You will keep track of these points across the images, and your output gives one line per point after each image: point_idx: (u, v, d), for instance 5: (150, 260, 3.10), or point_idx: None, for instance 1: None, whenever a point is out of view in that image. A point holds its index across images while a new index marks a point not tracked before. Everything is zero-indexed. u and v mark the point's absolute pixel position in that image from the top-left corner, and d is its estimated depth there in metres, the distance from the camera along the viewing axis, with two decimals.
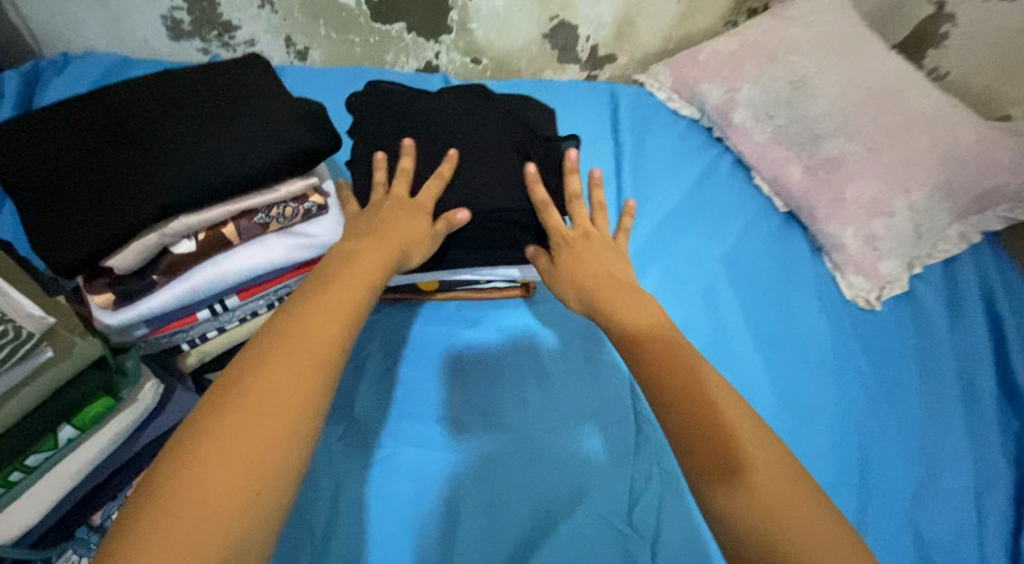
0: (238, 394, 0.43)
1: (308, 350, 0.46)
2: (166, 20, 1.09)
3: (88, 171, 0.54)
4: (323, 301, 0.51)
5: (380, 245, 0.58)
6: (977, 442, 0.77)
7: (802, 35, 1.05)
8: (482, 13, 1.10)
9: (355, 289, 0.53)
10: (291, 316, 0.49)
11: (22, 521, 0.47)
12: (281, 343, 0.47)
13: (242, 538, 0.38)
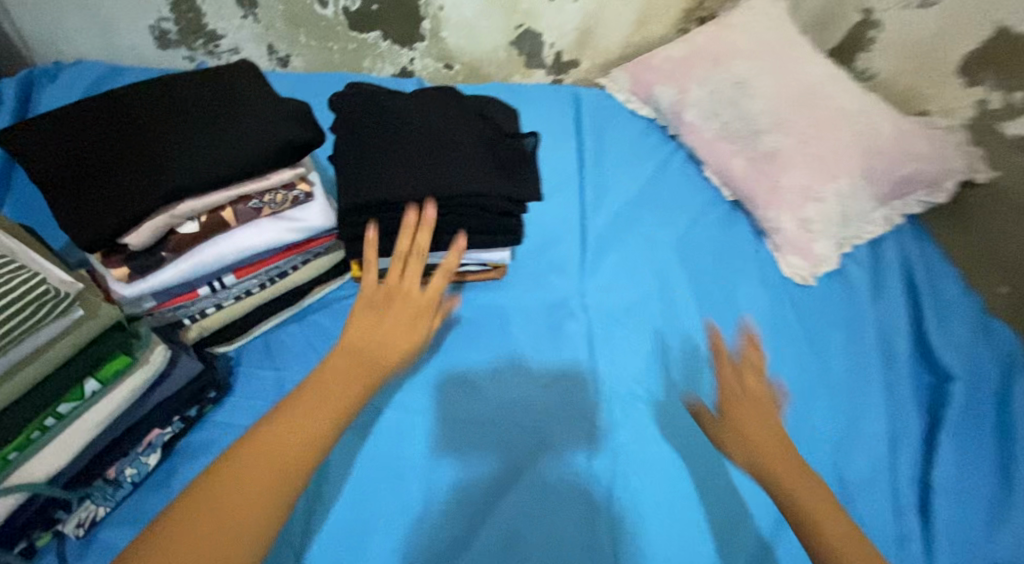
0: (221, 486, 0.47)
1: (289, 451, 0.50)
2: (154, 30, 1.16)
3: (105, 162, 0.61)
4: (314, 395, 0.54)
5: (376, 344, 0.60)
6: (895, 394, 0.87)
7: (743, 42, 1.16)
8: (452, 22, 1.19)
9: (344, 387, 0.55)
10: (285, 411, 0.53)
11: (54, 461, 0.54)
12: (271, 437, 0.50)
13: None
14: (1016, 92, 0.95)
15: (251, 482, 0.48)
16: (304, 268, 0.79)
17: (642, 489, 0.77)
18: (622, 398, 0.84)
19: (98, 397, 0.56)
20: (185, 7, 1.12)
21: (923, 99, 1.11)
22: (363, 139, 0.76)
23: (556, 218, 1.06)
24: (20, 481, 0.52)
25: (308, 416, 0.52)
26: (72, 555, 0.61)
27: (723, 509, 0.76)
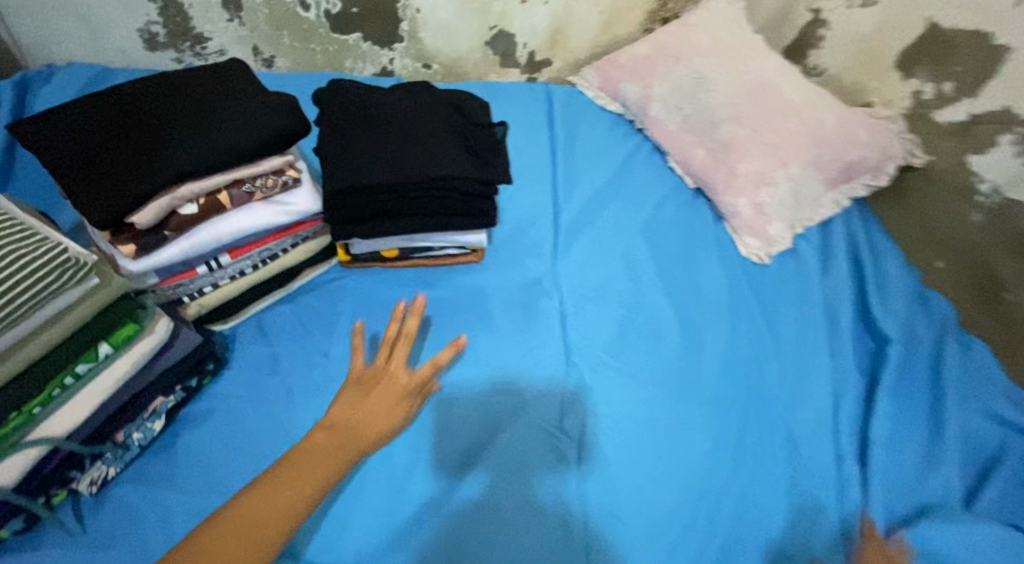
0: (205, 542, 0.54)
1: (271, 515, 0.57)
2: (143, 33, 1.21)
3: (111, 152, 0.67)
4: (294, 467, 0.62)
5: (357, 425, 0.68)
6: (837, 359, 0.94)
7: (702, 40, 1.25)
8: (429, 23, 1.26)
9: (324, 463, 0.63)
10: (268, 479, 0.60)
11: (72, 419, 0.60)
12: (256, 500, 0.58)
13: None
14: (945, 82, 1.04)
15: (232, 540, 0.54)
16: (294, 251, 0.85)
17: (610, 442, 0.83)
18: (592, 363, 0.91)
19: (111, 361, 0.61)
20: (173, 11, 1.18)
21: (867, 92, 1.19)
22: (348, 126, 0.82)
23: (529, 206, 1.13)
24: (41, 435, 0.58)
25: (289, 486, 0.60)
26: (86, 511, 0.67)
27: (686, 458, 0.82)
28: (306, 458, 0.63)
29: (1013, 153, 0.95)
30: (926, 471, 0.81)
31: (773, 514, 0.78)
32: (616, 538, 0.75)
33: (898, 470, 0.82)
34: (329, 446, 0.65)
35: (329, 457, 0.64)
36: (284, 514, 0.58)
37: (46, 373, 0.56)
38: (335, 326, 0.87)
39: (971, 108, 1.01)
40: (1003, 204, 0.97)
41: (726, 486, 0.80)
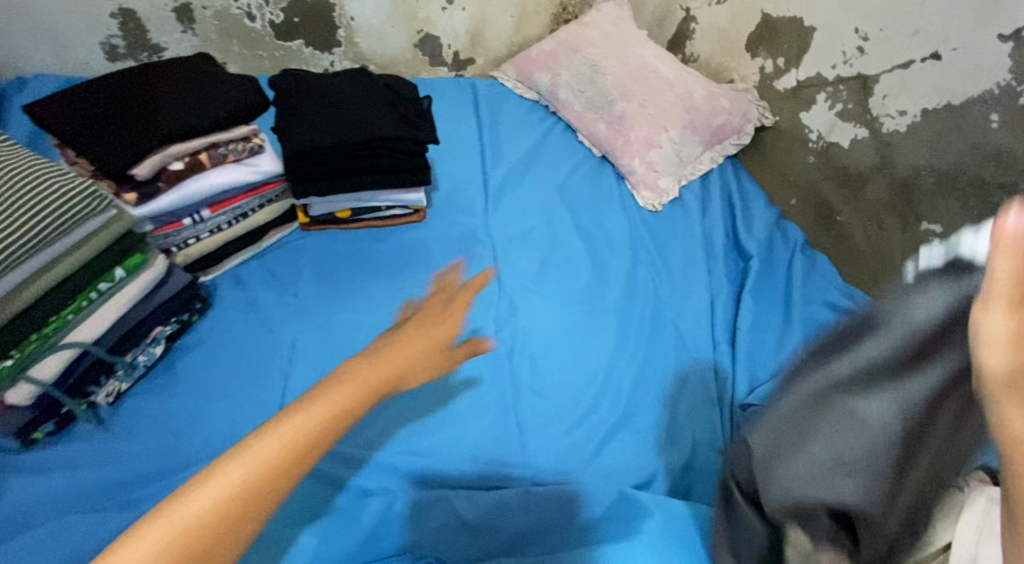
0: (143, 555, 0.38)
1: (241, 519, 0.42)
2: (104, 46, 1.34)
3: (108, 120, 0.83)
4: (292, 440, 0.45)
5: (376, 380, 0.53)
6: (713, 279, 1.17)
7: (594, 35, 1.48)
8: (363, 29, 1.45)
9: (323, 437, 0.47)
10: (246, 456, 0.44)
11: (99, 326, 0.78)
12: (228, 493, 0.42)
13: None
14: (779, 58, 1.32)
15: (179, 546, 0.40)
16: (262, 211, 1.01)
17: (535, 344, 1.03)
18: (520, 289, 1.11)
19: (123, 285, 0.80)
20: (131, 24, 1.32)
21: (731, 71, 1.45)
22: (300, 103, 1.00)
23: (460, 176, 1.31)
24: (73, 339, 0.76)
25: (268, 472, 0.44)
26: (106, 417, 0.83)
27: (599, 351, 1.03)
28: (308, 427, 0.46)
29: (828, 107, 1.23)
30: (779, 348, 1.06)
31: (665, 385, 1.00)
32: (543, 412, 0.94)
33: (759, 348, 1.06)
34: (336, 406, 0.49)
35: (326, 428, 0.47)
36: (252, 510, 0.43)
37: (81, 286, 0.74)
38: (301, 274, 1.04)
39: (797, 76, 1.29)
40: (827, 146, 1.24)
41: (627, 372, 1.01)
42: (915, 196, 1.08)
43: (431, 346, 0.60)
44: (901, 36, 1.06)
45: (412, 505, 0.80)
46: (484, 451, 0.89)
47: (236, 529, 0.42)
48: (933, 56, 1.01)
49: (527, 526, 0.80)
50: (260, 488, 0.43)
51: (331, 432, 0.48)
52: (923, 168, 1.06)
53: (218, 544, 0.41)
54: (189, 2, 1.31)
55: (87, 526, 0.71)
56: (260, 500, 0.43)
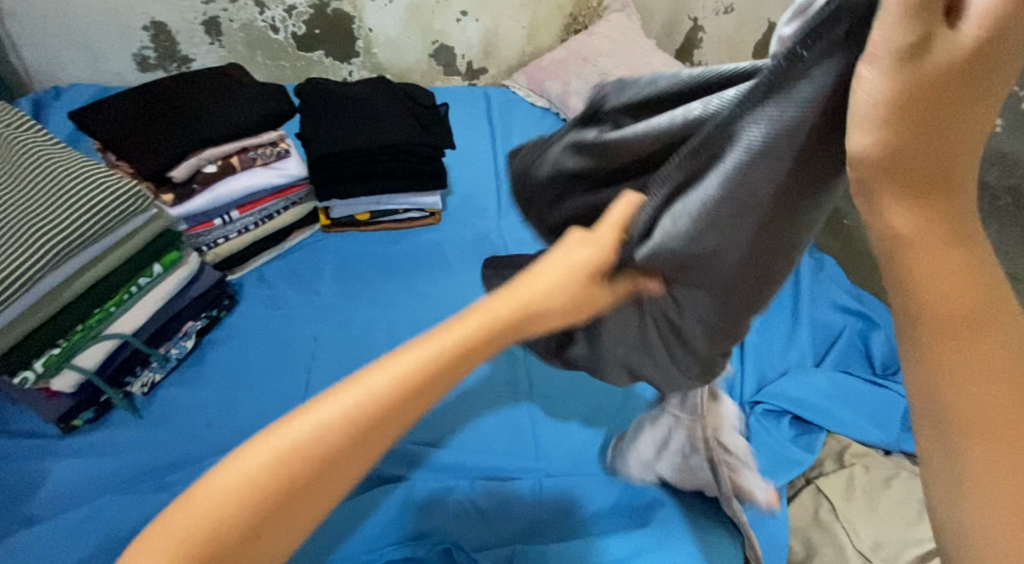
0: (224, 498, 0.36)
1: (341, 467, 0.38)
2: (136, 57, 1.40)
3: (147, 125, 0.89)
4: (398, 384, 0.38)
5: (513, 315, 0.42)
6: None
7: (604, 44, 1.51)
8: (380, 41, 1.50)
9: (436, 383, 0.40)
10: (300, 430, 0.37)
11: (138, 318, 0.84)
12: (325, 442, 0.37)
13: None
14: None
15: (261, 492, 0.36)
16: (286, 213, 1.06)
17: None
18: None
19: (159, 280, 0.85)
20: (162, 37, 1.38)
21: None
22: (322, 111, 1.06)
23: (474, 182, 1.35)
24: (113, 331, 0.81)
25: (372, 419, 0.38)
26: (141, 406, 0.88)
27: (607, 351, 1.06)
28: (419, 371, 0.39)
29: None
30: (786, 349, 1.09)
31: None
32: (554, 405, 0.98)
33: (766, 347, 1.09)
34: (454, 350, 0.40)
35: (442, 373, 0.40)
36: (350, 458, 0.38)
37: (124, 280, 0.80)
38: (323, 274, 1.08)
39: None
40: None
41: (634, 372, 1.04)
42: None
43: (575, 279, 0.43)
44: None
45: (432, 492, 0.84)
46: (497, 442, 0.93)
47: (335, 475, 0.38)
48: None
49: (539, 514, 0.84)
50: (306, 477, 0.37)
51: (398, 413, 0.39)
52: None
53: (313, 489, 0.38)
54: (217, 15, 1.37)
55: (126, 506, 0.76)
56: (361, 449, 0.38)
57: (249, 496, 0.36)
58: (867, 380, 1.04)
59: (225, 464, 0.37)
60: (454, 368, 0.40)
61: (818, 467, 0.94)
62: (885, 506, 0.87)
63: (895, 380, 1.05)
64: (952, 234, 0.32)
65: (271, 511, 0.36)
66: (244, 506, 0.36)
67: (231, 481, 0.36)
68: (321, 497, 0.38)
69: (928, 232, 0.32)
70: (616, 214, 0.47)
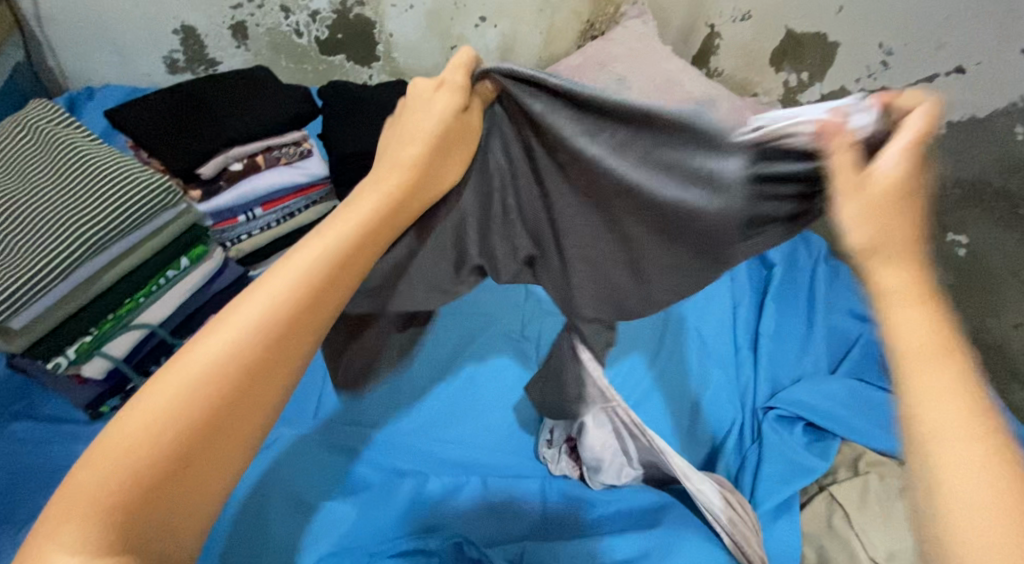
0: (143, 438, 0.36)
1: (253, 389, 0.40)
2: (166, 60, 1.45)
3: (177, 123, 0.92)
4: (304, 281, 0.44)
5: (364, 227, 0.51)
6: (735, 290, 1.21)
7: (616, 51, 1.49)
8: (400, 45, 1.53)
9: (320, 290, 0.45)
10: (224, 339, 0.40)
11: (163, 309, 0.87)
12: (231, 363, 0.39)
13: (129, 488, 0.34)
14: (802, 73, 1.37)
15: (180, 425, 0.37)
16: (307, 211, 1.08)
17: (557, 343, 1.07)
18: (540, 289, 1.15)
19: (186, 273, 0.88)
20: (191, 41, 1.42)
21: (754, 85, 1.49)
22: (343, 112, 1.09)
23: None
24: (142, 320, 0.85)
25: (270, 335, 0.41)
26: None
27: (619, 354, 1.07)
28: (307, 279, 0.44)
29: None
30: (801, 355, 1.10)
31: (686, 388, 1.05)
32: None
33: (781, 355, 1.10)
34: (328, 257, 0.46)
35: (323, 280, 0.46)
36: (260, 381, 0.41)
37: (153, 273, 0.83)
38: None
39: (821, 90, 1.34)
40: None
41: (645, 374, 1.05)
42: (943, 208, 1.16)
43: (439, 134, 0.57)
44: (926, 51, 1.11)
45: (445, 490, 0.86)
46: (510, 440, 0.94)
47: (249, 401, 0.40)
48: (957, 69, 1.07)
49: (548, 513, 0.86)
50: (241, 380, 0.40)
51: (309, 308, 0.44)
52: (948, 180, 1.13)
53: (231, 418, 0.39)
54: (243, 20, 1.41)
55: None
56: (269, 369, 0.41)
57: (169, 432, 0.36)
58: (884, 388, 1.04)
59: (128, 410, 0.37)
60: (333, 276, 0.47)
61: (832, 474, 0.95)
62: (899, 515, 0.87)
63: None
64: (923, 296, 0.41)
65: (194, 444, 0.37)
66: (164, 441, 0.36)
67: (143, 419, 0.36)
68: (241, 428, 0.40)
69: (914, 294, 0.41)
70: (461, 72, 0.59)
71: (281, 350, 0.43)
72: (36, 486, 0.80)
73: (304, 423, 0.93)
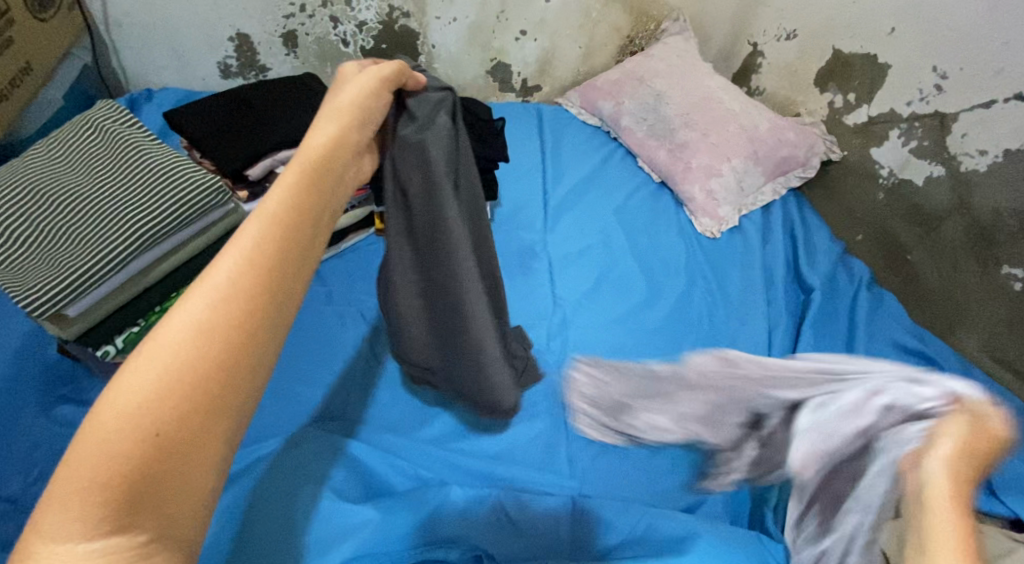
0: (125, 419, 0.29)
1: (240, 352, 0.33)
2: (220, 65, 1.50)
3: (231, 127, 0.96)
4: (280, 233, 0.38)
5: (319, 171, 0.44)
6: (772, 315, 1.19)
7: (657, 66, 1.48)
8: (441, 57, 1.56)
9: (300, 239, 0.39)
10: (195, 301, 0.33)
11: None
12: (217, 320, 0.33)
13: (108, 477, 0.29)
14: (849, 94, 1.35)
15: (160, 407, 0.30)
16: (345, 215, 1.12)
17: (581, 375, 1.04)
18: (554, 310, 1.13)
19: None
20: (245, 47, 1.47)
21: (797, 105, 1.48)
22: None
23: (522, 194, 1.34)
24: None
25: (257, 281, 0.35)
26: None
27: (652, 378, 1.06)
28: (284, 223, 0.38)
29: (901, 144, 1.26)
30: None
31: None
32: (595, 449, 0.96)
33: None
34: (302, 202, 0.41)
35: (300, 231, 0.39)
36: (256, 336, 0.34)
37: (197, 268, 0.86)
38: None
39: (868, 112, 1.31)
40: (899, 183, 1.27)
41: None
42: (996, 237, 1.12)
43: (365, 104, 0.55)
44: (983, 75, 1.09)
45: (467, 501, 0.85)
46: (532, 458, 0.94)
47: (248, 361, 0.33)
48: (1017, 96, 1.05)
49: (573, 534, 0.84)
50: (216, 342, 0.32)
51: (287, 259, 0.37)
52: (1004, 209, 1.09)
53: (229, 381, 0.32)
54: (295, 29, 1.46)
55: None
56: (257, 333, 0.34)
57: (147, 413, 0.30)
58: None
59: (97, 397, 0.30)
60: (308, 214, 0.41)
61: None
62: None
63: None
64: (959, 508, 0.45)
65: (172, 420, 0.30)
66: (140, 426, 0.30)
67: (120, 400, 0.30)
68: (246, 390, 0.33)
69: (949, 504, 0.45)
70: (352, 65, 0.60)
71: (266, 302, 0.35)
72: None
73: (331, 424, 0.94)
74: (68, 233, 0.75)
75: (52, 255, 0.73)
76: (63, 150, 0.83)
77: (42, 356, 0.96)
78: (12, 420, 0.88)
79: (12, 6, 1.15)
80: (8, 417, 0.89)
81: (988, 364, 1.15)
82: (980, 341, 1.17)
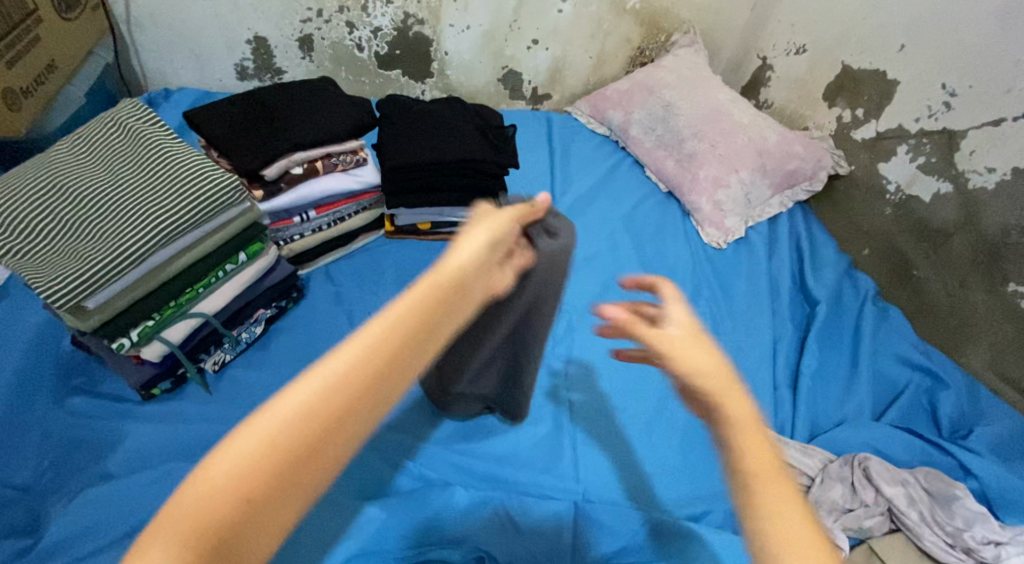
0: (224, 485, 0.40)
1: (316, 446, 0.42)
2: (237, 67, 1.53)
3: (249, 127, 0.98)
4: (374, 351, 0.45)
5: (440, 301, 0.50)
6: (776, 326, 1.20)
7: (666, 77, 1.50)
8: (454, 63, 1.58)
9: (394, 355, 0.46)
10: (290, 401, 0.42)
11: (221, 299, 0.93)
12: (299, 423, 0.42)
13: (205, 525, 0.39)
14: (858, 109, 1.36)
15: (247, 482, 0.40)
16: (358, 215, 1.13)
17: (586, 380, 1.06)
18: (560, 314, 1.15)
19: (237, 269, 0.93)
20: (262, 50, 1.50)
21: (805, 118, 1.49)
22: (397, 123, 1.13)
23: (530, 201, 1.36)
24: (197, 310, 0.91)
25: (345, 391, 0.44)
26: (211, 383, 0.96)
27: (656, 385, 1.06)
28: (382, 345, 0.46)
29: (908, 159, 1.27)
30: (842, 400, 1.09)
31: None
32: (597, 454, 0.96)
33: (822, 397, 1.10)
34: (409, 330, 0.47)
35: (395, 353, 0.46)
36: (327, 435, 0.43)
37: (215, 264, 0.88)
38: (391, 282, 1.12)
39: (877, 127, 1.32)
40: (906, 198, 1.28)
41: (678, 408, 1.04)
42: (1003, 255, 1.12)
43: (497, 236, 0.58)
44: (992, 94, 1.10)
45: (470, 503, 0.86)
46: (536, 460, 0.95)
47: (316, 460, 0.42)
48: None
49: (574, 537, 0.85)
50: (292, 437, 0.42)
51: (374, 372, 0.45)
52: (1012, 228, 1.10)
53: (307, 463, 0.42)
54: (311, 33, 1.48)
55: None
56: (334, 436, 0.43)
57: (237, 484, 0.40)
58: (930, 441, 1.02)
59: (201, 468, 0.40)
60: (411, 344, 0.47)
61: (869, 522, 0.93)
62: None
63: (965, 445, 1.02)
64: None
65: (254, 490, 0.40)
66: (231, 494, 0.40)
67: (220, 472, 0.40)
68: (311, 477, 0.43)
69: None
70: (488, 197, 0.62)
71: (349, 409, 0.44)
72: (94, 457, 0.85)
73: None
74: (89, 228, 0.76)
75: (74, 246, 0.76)
76: (86, 145, 0.85)
77: (55, 346, 0.97)
78: (24, 409, 0.90)
79: (40, 5, 1.18)
80: (22, 404, 0.90)
81: (991, 381, 1.16)
82: (984, 359, 1.17)
